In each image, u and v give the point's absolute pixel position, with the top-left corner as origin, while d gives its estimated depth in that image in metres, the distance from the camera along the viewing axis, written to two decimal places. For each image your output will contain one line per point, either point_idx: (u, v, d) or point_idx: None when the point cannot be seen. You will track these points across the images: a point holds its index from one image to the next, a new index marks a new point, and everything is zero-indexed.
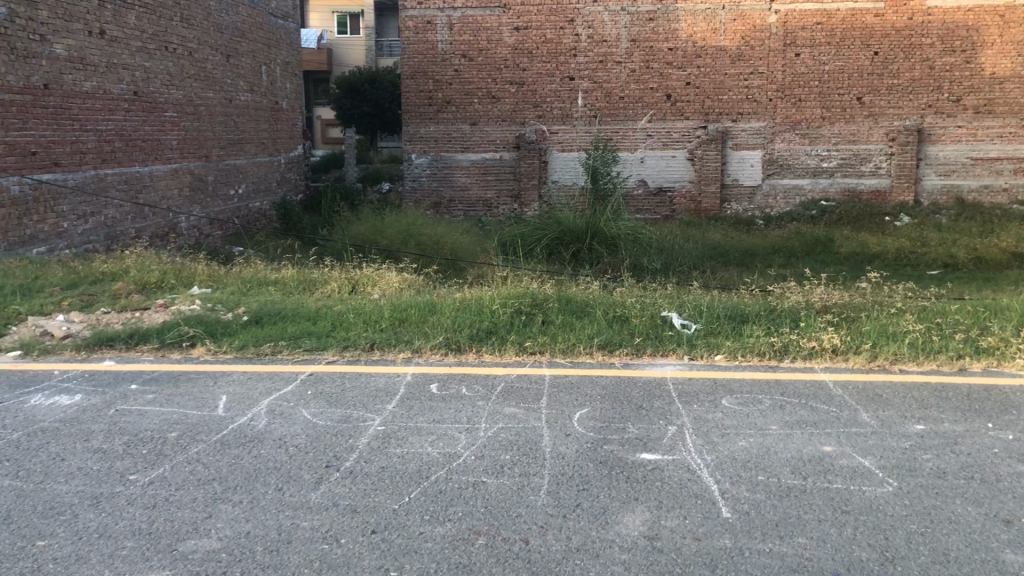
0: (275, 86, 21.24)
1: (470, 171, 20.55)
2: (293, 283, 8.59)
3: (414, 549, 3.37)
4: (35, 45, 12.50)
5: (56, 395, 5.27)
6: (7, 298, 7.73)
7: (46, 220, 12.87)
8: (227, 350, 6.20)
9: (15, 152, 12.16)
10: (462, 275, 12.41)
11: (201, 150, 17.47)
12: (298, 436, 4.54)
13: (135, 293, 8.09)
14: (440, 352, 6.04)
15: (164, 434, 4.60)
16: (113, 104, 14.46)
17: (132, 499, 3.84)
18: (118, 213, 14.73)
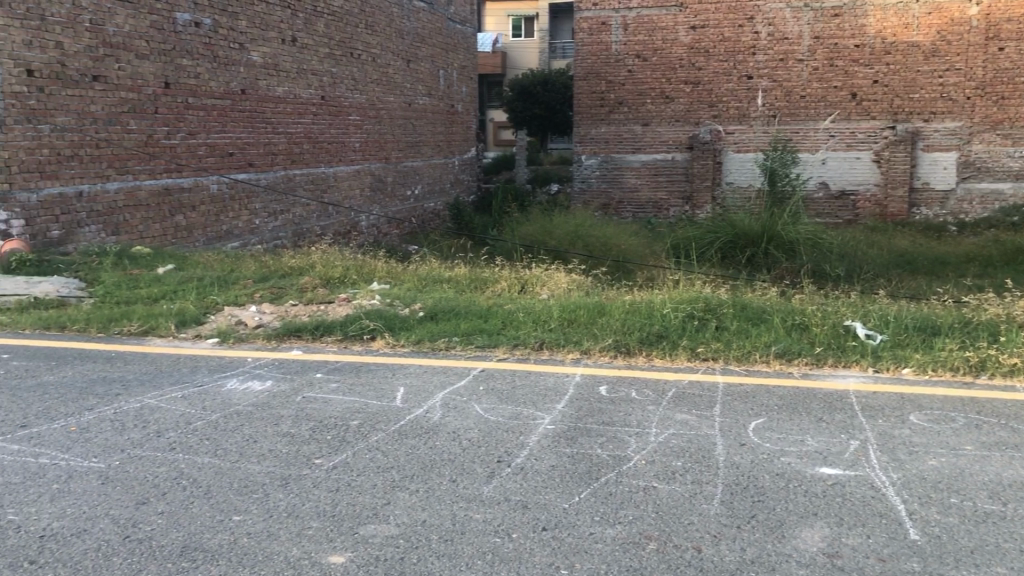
0: (452, 89, 21.85)
1: (641, 172, 20.40)
2: (467, 281, 8.81)
3: (585, 549, 3.38)
4: (235, 53, 13.43)
5: (249, 380, 5.64)
6: (207, 288, 8.33)
7: (241, 217, 13.81)
8: (404, 343, 6.43)
9: (214, 153, 13.10)
10: (632, 277, 12.36)
11: (381, 152, 18.21)
12: (472, 430, 4.65)
13: (320, 287, 8.53)
14: (609, 354, 6.03)
15: (347, 421, 4.83)
16: (302, 107, 15.31)
17: (317, 482, 4.05)
18: (304, 211, 15.61)
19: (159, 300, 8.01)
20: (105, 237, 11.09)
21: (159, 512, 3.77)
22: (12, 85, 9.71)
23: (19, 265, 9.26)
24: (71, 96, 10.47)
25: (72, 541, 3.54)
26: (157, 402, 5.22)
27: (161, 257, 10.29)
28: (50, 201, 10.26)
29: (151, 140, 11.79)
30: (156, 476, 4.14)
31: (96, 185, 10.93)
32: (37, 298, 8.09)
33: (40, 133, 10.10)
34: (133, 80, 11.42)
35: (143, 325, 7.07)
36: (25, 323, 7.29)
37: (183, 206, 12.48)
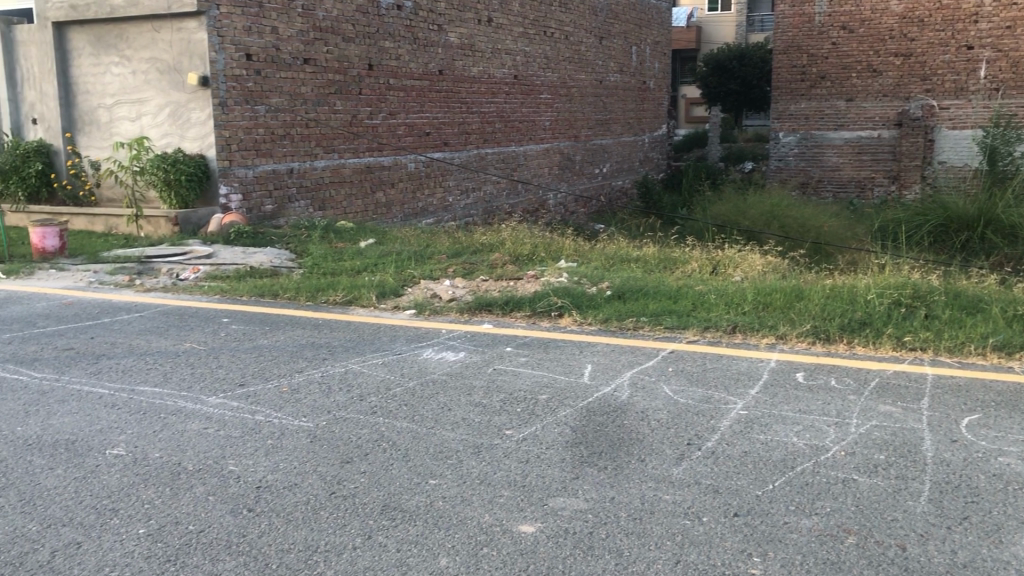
0: (644, 66, 21.57)
1: (843, 150, 19.41)
2: (656, 261, 8.70)
3: (779, 538, 3.28)
4: (433, 34, 13.84)
5: (443, 350, 5.85)
6: (404, 262, 8.68)
7: (435, 194, 14.30)
8: (592, 321, 6.46)
9: (413, 132, 13.60)
10: (831, 260, 11.83)
11: (571, 130, 18.29)
12: (661, 410, 4.61)
13: (509, 263, 8.68)
14: (806, 341, 5.80)
15: (536, 395, 4.91)
16: (496, 87, 15.59)
17: (508, 452, 4.15)
18: (495, 189, 15.97)
19: (361, 272, 8.43)
20: (312, 212, 11.83)
21: (361, 471, 3.99)
22: (233, 70, 10.48)
23: (237, 236, 10.03)
24: (284, 78, 11.16)
25: (285, 493, 3.81)
26: (359, 367, 5.52)
27: (362, 231, 10.83)
28: (264, 176, 11.05)
29: (355, 120, 12.40)
30: (359, 437, 4.38)
31: (305, 163, 11.63)
32: (253, 267, 8.72)
33: (257, 113, 10.86)
34: (339, 62, 12.02)
35: (347, 295, 7.48)
36: (242, 290, 7.89)
37: (383, 183, 13.08)
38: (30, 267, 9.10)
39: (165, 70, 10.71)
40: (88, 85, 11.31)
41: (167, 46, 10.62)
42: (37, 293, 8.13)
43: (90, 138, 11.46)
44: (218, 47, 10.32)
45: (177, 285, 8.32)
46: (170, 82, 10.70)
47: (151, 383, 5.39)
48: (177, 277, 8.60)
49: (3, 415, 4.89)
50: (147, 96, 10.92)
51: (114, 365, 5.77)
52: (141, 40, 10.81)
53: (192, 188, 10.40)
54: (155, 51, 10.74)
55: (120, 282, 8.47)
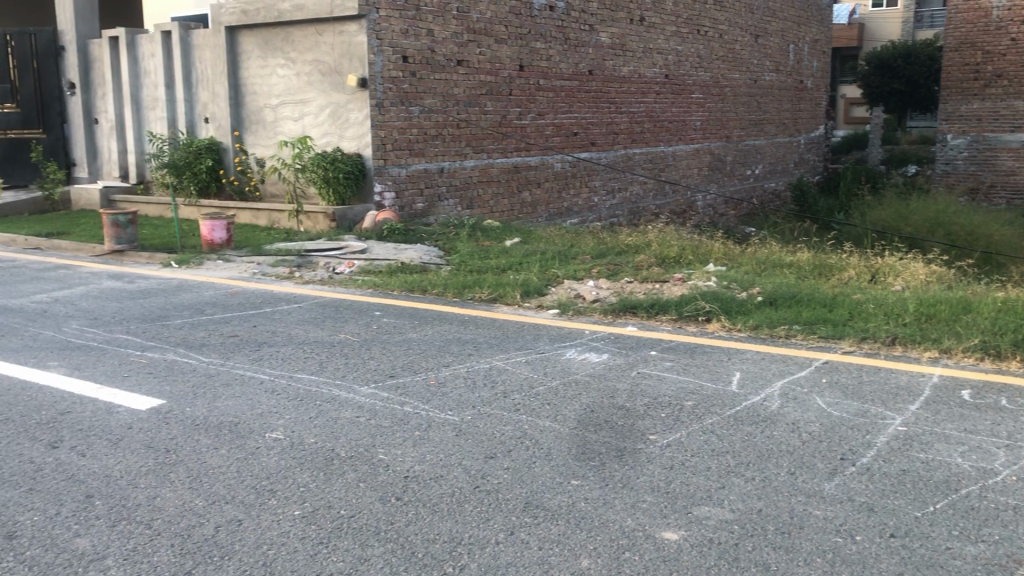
0: (802, 65, 20.85)
1: (1019, 153, 18.48)
2: (811, 266, 8.40)
3: (940, 564, 3.10)
4: (585, 34, 13.86)
5: (587, 351, 5.84)
6: (549, 262, 8.72)
7: (581, 194, 14.33)
8: (741, 328, 6.30)
9: (561, 132, 13.67)
10: (1003, 271, 11.13)
11: (722, 131, 17.90)
12: (813, 423, 4.44)
13: (655, 265, 8.58)
14: (974, 356, 5.46)
15: (681, 401, 4.83)
16: (646, 86, 15.45)
17: (652, 457, 4.10)
18: (642, 189, 15.84)
19: (507, 270, 8.53)
20: (460, 210, 12.08)
21: (504, 467, 4.04)
22: (390, 71, 10.85)
23: (390, 232, 10.35)
24: (438, 80, 11.47)
25: (431, 484, 3.90)
26: (503, 364, 5.59)
27: (509, 229, 10.98)
28: (417, 175, 11.37)
29: (504, 121, 12.58)
30: (502, 434, 4.43)
31: (455, 162, 11.90)
32: (404, 263, 8.97)
33: (411, 113, 11.19)
34: (492, 63, 12.23)
35: (492, 293, 7.59)
36: (393, 285, 8.14)
37: (530, 182, 13.21)
38: (200, 257, 9.70)
39: (327, 71, 11.16)
40: (256, 86, 11.94)
41: (329, 49, 11.07)
42: (205, 282, 8.66)
43: (256, 136, 12.10)
44: (377, 49, 10.70)
45: (333, 279, 8.67)
46: (331, 83, 11.14)
47: (308, 371, 5.64)
48: (333, 271, 8.96)
49: (174, 395, 5.23)
50: (309, 97, 11.41)
51: (274, 353, 6.07)
52: (306, 43, 11.31)
53: (349, 186, 10.81)
54: (318, 53, 11.20)
55: (281, 274, 8.89)
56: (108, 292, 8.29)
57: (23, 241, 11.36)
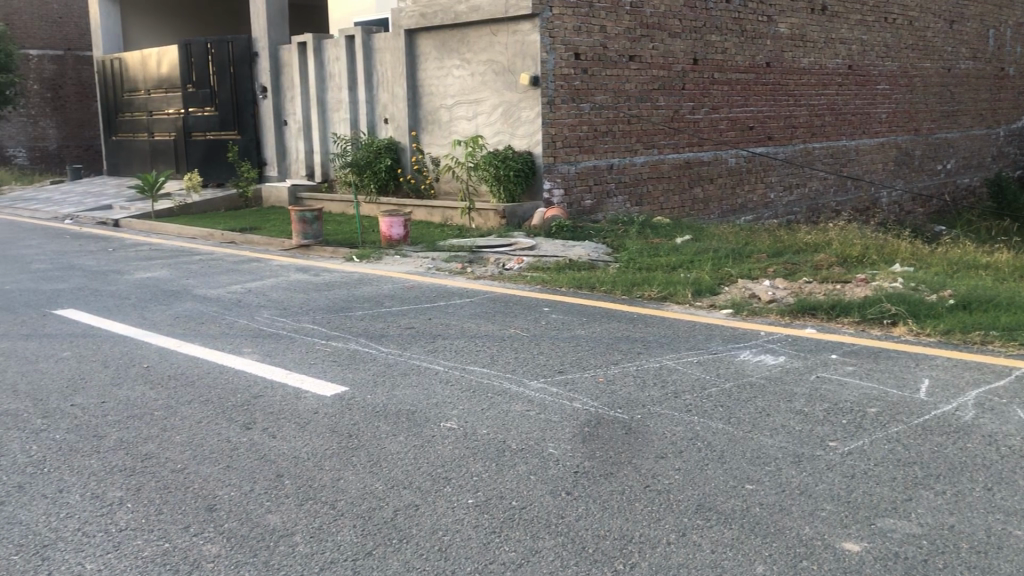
0: (1003, 50, 19.34)
1: None
2: (1011, 269, 7.81)
3: None
4: (763, 26, 13.44)
5: (762, 353, 5.67)
6: (722, 260, 8.52)
7: (756, 190, 13.94)
8: (930, 332, 5.93)
9: (735, 127, 13.33)
10: None
11: (911, 123, 16.90)
12: (1012, 437, 4.12)
13: (835, 265, 8.21)
14: None
15: (864, 408, 4.61)
16: (828, 78, 14.81)
17: (832, 465, 3.94)
18: (821, 186, 15.22)
19: (677, 268, 8.40)
20: (629, 207, 12.02)
21: (676, 468, 3.99)
22: (562, 69, 10.93)
23: (558, 229, 10.42)
24: (609, 76, 11.46)
25: (601, 481, 3.90)
26: (675, 364, 5.52)
27: (679, 227, 10.81)
28: (586, 172, 11.40)
29: (677, 116, 12.41)
30: (673, 435, 4.38)
31: (625, 159, 11.84)
32: (572, 260, 9.02)
33: (582, 111, 11.23)
34: (665, 58, 12.08)
35: (663, 291, 7.51)
36: (561, 283, 8.18)
37: (702, 179, 12.96)
38: (379, 253, 10.12)
39: (500, 71, 11.37)
40: (433, 87, 12.31)
41: (503, 48, 11.27)
42: (382, 276, 9.03)
43: (432, 136, 12.48)
44: (549, 47, 10.80)
45: (503, 274, 8.82)
46: (505, 83, 11.33)
47: (480, 363, 5.77)
48: (503, 267, 9.11)
49: (356, 383, 5.49)
50: (483, 96, 11.65)
51: (449, 345, 6.25)
52: (480, 43, 11.55)
53: (519, 183, 10.97)
54: (492, 53, 11.42)
55: (454, 270, 9.14)
56: (295, 284, 8.80)
57: (220, 236, 12.24)
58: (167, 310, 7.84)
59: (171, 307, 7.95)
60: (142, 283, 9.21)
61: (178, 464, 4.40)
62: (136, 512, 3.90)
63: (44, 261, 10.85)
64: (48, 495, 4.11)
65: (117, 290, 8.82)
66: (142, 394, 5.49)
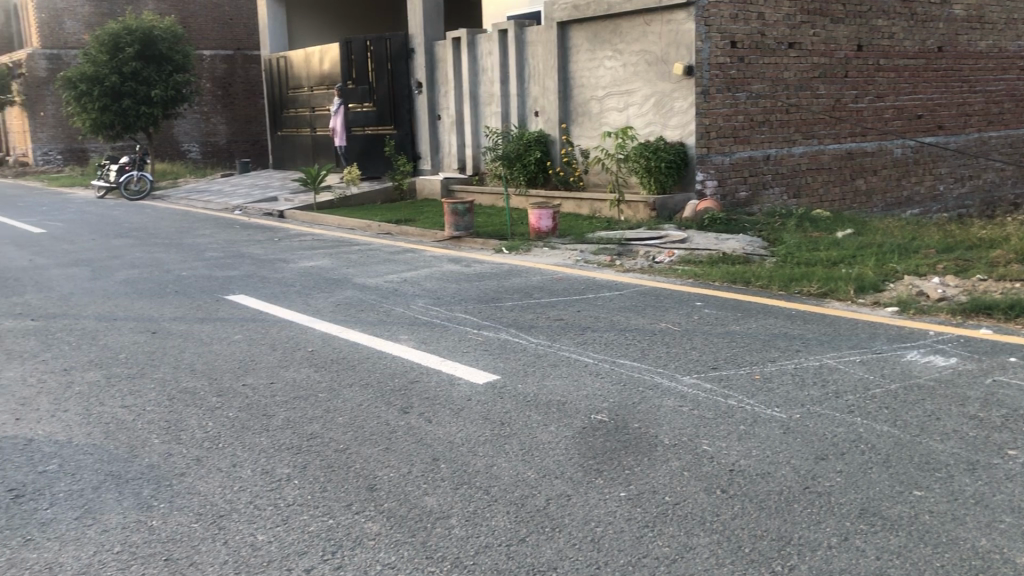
0: None
1: None
2: None
3: None
4: (936, 8, 12.69)
5: (932, 354, 5.38)
6: (887, 255, 8.14)
7: (924, 182, 13.20)
8: None
9: (902, 115, 12.66)
10: None
11: None
12: None
13: (1013, 262, 7.67)
14: None
15: None
16: (1008, 62, 13.83)
17: (1011, 475, 3.69)
18: (998, 177, 14.24)
19: (838, 264, 8.08)
20: (786, 199, 11.64)
21: (837, 470, 3.84)
22: (717, 58, 10.70)
23: (711, 222, 10.22)
24: (767, 65, 11.14)
25: (758, 480, 3.81)
26: (835, 362, 5.31)
27: (840, 220, 10.38)
28: (740, 164, 11.13)
29: (838, 104, 11.91)
30: (835, 436, 4.22)
31: (783, 149, 11.48)
32: (726, 254, 8.83)
33: (737, 101, 10.96)
34: (826, 44, 11.62)
35: (822, 287, 7.25)
36: (714, 277, 8.01)
37: (865, 170, 12.40)
38: (528, 244, 10.22)
39: (653, 61, 11.23)
40: (584, 79, 12.31)
41: (656, 38, 11.13)
42: (532, 268, 9.11)
43: (583, 128, 12.48)
44: (705, 36, 10.59)
45: (653, 267, 8.73)
46: (657, 73, 11.19)
47: (631, 357, 5.74)
48: (654, 260, 9.01)
49: (507, 372, 5.58)
50: (635, 87, 11.54)
51: (599, 338, 6.25)
52: (633, 33, 11.45)
53: (671, 174, 10.82)
54: (645, 43, 11.30)
55: (603, 262, 9.12)
56: (447, 274, 9.02)
57: (377, 227, 12.69)
58: (329, 297, 8.20)
59: (333, 295, 8.31)
60: (305, 271, 9.67)
61: (340, 444, 4.60)
62: (302, 488, 4.10)
63: (216, 249, 11.56)
64: (223, 469, 4.38)
65: (282, 278, 9.29)
66: (306, 376, 5.78)
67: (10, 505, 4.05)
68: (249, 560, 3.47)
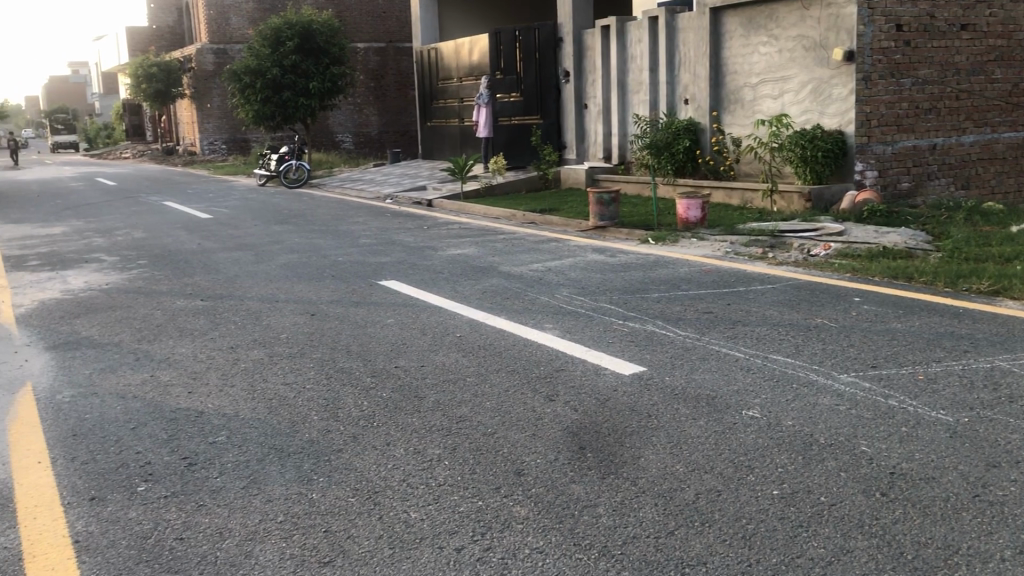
0: None
1: None
2: None
3: None
4: None
5: None
6: None
7: None
8: None
9: None
10: None
11: None
12: None
13: None
14: None
15: None
16: None
17: None
18: None
19: (1012, 260, 7.58)
20: (953, 191, 11.02)
21: (1012, 479, 3.62)
22: (881, 42, 10.21)
23: (870, 214, 9.78)
24: (936, 48, 10.55)
25: (922, 485, 3.63)
26: (1008, 365, 4.99)
27: (1014, 214, 9.73)
28: (903, 153, 10.59)
29: (1016, 90, 11.12)
30: (1009, 442, 3.97)
31: (951, 138, 10.86)
32: (887, 248, 8.43)
33: (902, 87, 10.43)
34: (1005, 26, 10.88)
35: (994, 285, 6.82)
36: (873, 272, 7.67)
37: None
38: (675, 235, 10.08)
39: (811, 46, 10.83)
40: (737, 66, 12.02)
41: (815, 23, 10.72)
42: (680, 259, 8.97)
43: (734, 116, 12.20)
44: (868, 19, 10.13)
45: (807, 261, 8.44)
46: (815, 59, 10.79)
47: (784, 353, 5.57)
48: (808, 253, 8.70)
49: (654, 364, 5.53)
50: (791, 73, 11.17)
51: (750, 332, 6.09)
52: (791, 18, 11.08)
53: (827, 164, 10.41)
54: (803, 28, 10.90)
55: (754, 254, 8.88)
56: (593, 264, 9.02)
57: (522, 216, 12.81)
58: (476, 285, 8.35)
59: (480, 282, 8.46)
60: (453, 258, 9.89)
61: (488, 428, 4.69)
62: (452, 469, 4.20)
63: (369, 236, 11.98)
64: (377, 447, 4.54)
65: (431, 264, 9.53)
66: (456, 360, 5.91)
67: (184, 472, 4.35)
68: (403, 536, 3.59)
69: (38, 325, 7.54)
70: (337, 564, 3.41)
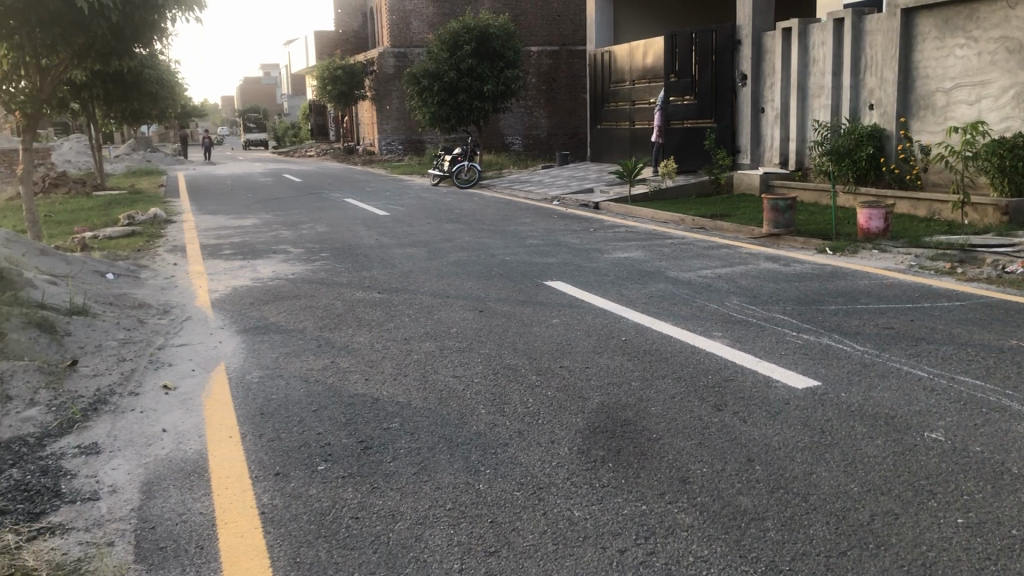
0: None
1: None
2: None
3: None
4: None
5: None
6: None
7: None
8: None
9: None
10: None
11: None
12: None
13: None
14: None
15: None
16: None
17: None
18: None
19: None
20: None
21: None
22: None
23: None
24: None
25: None
26: None
27: None
28: None
29: None
30: None
31: None
32: None
33: None
34: None
35: None
36: None
37: None
38: (855, 245, 9.66)
39: (1016, 48, 10.22)
40: (930, 70, 11.40)
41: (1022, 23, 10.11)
42: (859, 271, 8.61)
43: (925, 122, 11.59)
44: None
45: (1001, 278, 7.89)
46: (1021, 62, 10.17)
47: (972, 374, 5.24)
48: (1002, 270, 8.14)
49: (830, 378, 5.33)
50: (992, 78, 10.55)
51: (935, 351, 5.77)
52: (994, 19, 10.49)
53: None
54: (1007, 29, 10.31)
55: (942, 269, 8.38)
56: (766, 273, 8.77)
57: (692, 221, 12.62)
58: (643, 289, 8.31)
59: (647, 287, 8.41)
60: (620, 261, 9.87)
61: (654, 434, 4.66)
62: (617, 471, 4.22)
63: (537, 236, 12.14)
64: (543, 444, 4.62)
65: (598, 267, 9.56)
66: (622, 364, 5.91)
67: (360, 455, 4.57)
68: (566, 533, 3.64)
69: (232, 310, 8.11)
70: (502, 554, 3.50)
